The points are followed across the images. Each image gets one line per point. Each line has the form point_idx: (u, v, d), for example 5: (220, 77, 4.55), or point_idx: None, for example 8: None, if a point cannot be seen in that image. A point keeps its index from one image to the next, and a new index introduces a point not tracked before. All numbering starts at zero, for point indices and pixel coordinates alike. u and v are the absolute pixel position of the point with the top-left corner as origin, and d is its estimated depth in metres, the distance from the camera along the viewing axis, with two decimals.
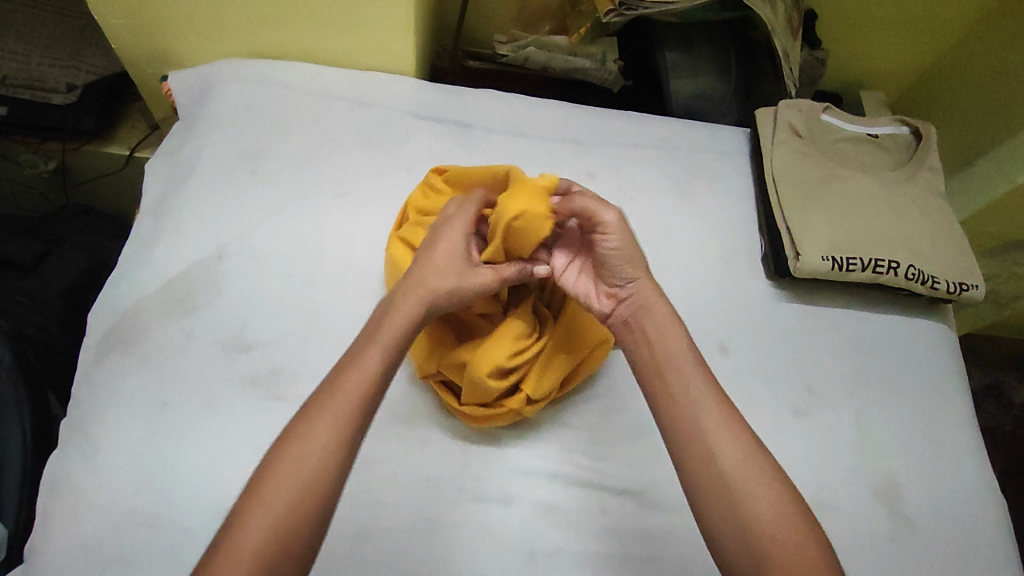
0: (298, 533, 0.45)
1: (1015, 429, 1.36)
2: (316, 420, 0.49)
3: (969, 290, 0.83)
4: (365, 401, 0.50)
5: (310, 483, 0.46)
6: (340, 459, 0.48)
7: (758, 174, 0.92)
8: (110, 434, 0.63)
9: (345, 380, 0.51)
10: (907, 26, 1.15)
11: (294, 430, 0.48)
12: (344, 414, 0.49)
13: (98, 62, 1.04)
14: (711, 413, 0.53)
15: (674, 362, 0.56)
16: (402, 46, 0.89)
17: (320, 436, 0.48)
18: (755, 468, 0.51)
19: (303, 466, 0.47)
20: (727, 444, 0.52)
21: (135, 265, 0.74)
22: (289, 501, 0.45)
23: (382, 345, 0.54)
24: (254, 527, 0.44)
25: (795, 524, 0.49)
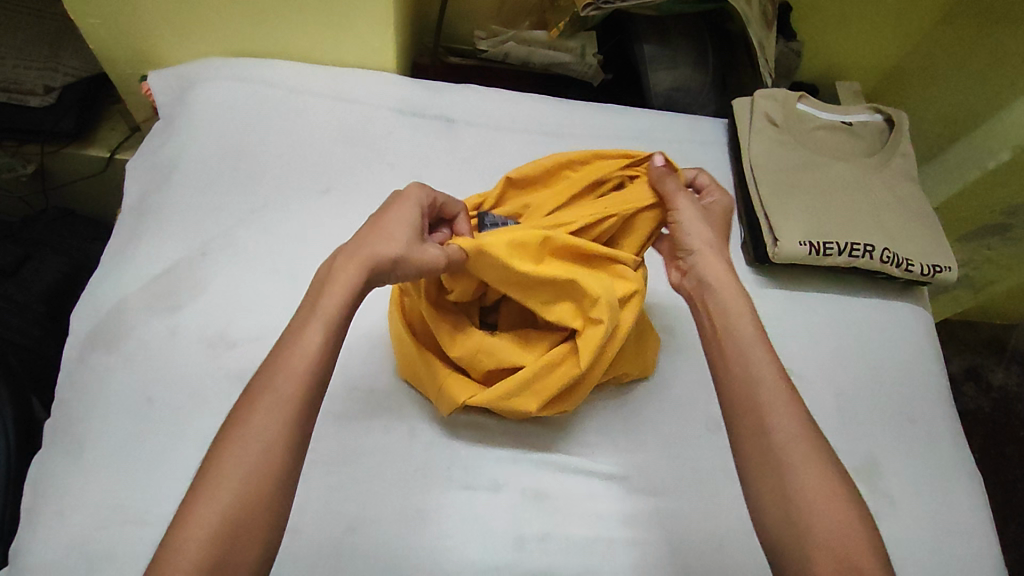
0: (248, 524, 0.43)
1: (993, 412, 1.39)
2: (256, 405, 0.46)
3: (942, 272, 0.85)
4: (309, 385, 0.48)
5: (253, 472, 0.44)
6: (279, 445, 0.45)
7: (736, 163, 0.94)
8: (96, 432, 0.62)
9: (286, 363, 0.48)
10: (880, 17, 1.17)
11: (235, 419, 0.46)
12: (281, 397, 0.46)
13: (77, 64, 1.03)
14: (767, 388, 0.54)
15: (744, 342, 0.57)
16: (381, 43, 0.90)
17: (256, 424, 0.45)
18: (805, 444, 0.51)
19: (242, 454, 0.44)
20: (780, 421, 0.52)
21: (116, 264, 0.74)
22: (234, 492, 0.43)
23: (325, 320, 0.50)
24: (202, 519, 0.42)
25: (841, 499, 0.49)
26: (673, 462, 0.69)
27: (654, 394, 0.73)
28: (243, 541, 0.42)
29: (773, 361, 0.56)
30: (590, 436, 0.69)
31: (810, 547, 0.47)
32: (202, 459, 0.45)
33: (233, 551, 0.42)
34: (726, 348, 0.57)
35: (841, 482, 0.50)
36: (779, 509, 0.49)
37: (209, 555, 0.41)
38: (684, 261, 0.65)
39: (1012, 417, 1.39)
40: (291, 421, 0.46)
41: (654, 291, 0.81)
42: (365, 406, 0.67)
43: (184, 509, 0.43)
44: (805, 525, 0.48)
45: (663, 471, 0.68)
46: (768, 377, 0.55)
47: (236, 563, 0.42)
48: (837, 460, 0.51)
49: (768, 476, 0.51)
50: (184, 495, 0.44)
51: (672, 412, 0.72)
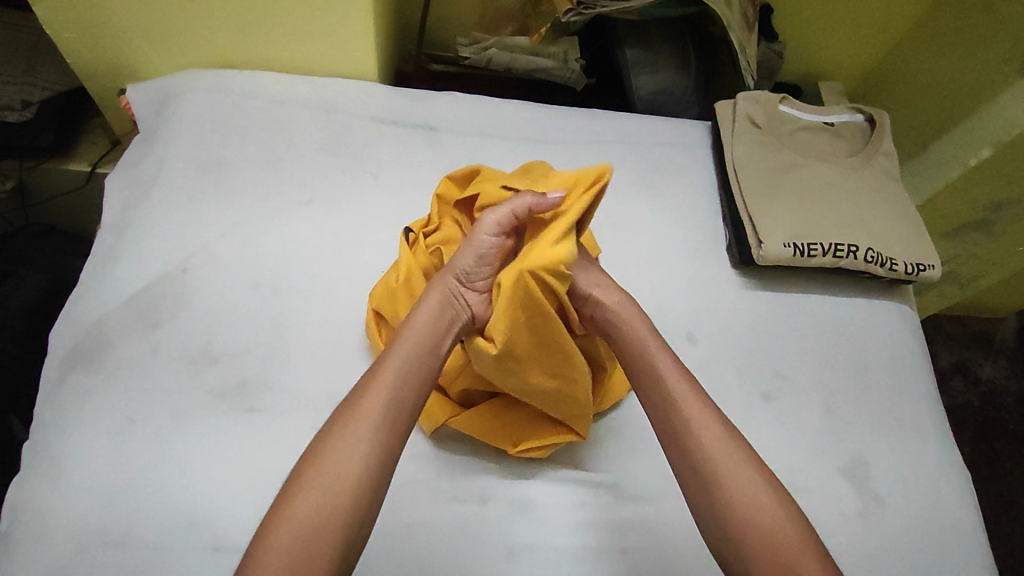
0: (325, 541, 0.48)
1: (982, 405, 1.40)
2: (343, 433, 0.52)
3: (926, 270, 0.85)
4: (388, 412, 0.54)
5: (336, 494, 0.49)
6: (365, 472, 0.51)
7: (720, 165, 0.94)
8: (77, 454, 0.61)
9: (367, 396, 0.54)
10: (860, 17, 1.19)
11: (318, 448, 0.52)
12: (364, 428, 0.52)
13: (55, 78, 1.01)
14: (689, 410, 0.59)
15: (670, 387, 0.60)
16: (362, 52, 0.89)
17: (341, 452, 0.51)
18: (735, 458, 0.56)
19: (324, 477, 0.50)
20: (709, 442, 0.57)
21: (96, 281, 0.73)
22: (317, 513, 0.48)
23: (400, 358, 0.57)
24: (284, 534, 0.48)
25: (775, 507, 0.54)
26: (662, 469, 0.68)
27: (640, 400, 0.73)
28: (320, 558, 0.47)
29: (688, 381, 0.61)
30: (578, 444, 0.69)
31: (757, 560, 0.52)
32: (284, 485, 0.51)
33: (309, 560, 0.47)
34: (644, 377, 0.61)
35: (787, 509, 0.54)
36: (722, 529, 0.54)
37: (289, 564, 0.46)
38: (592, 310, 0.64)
39: (1001, 411, 1.39)
40: (375, 449, 0.52)
41: (640, 295, 0.80)
42: None
43: (267, 528, 0.48)
44: (746, 539, 0.53)
45: (652, 479, 0.68)
46: (694, 413, 0.58)
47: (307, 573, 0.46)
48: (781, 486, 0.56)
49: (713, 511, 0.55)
50: (262, 519, 0.49)
51: None
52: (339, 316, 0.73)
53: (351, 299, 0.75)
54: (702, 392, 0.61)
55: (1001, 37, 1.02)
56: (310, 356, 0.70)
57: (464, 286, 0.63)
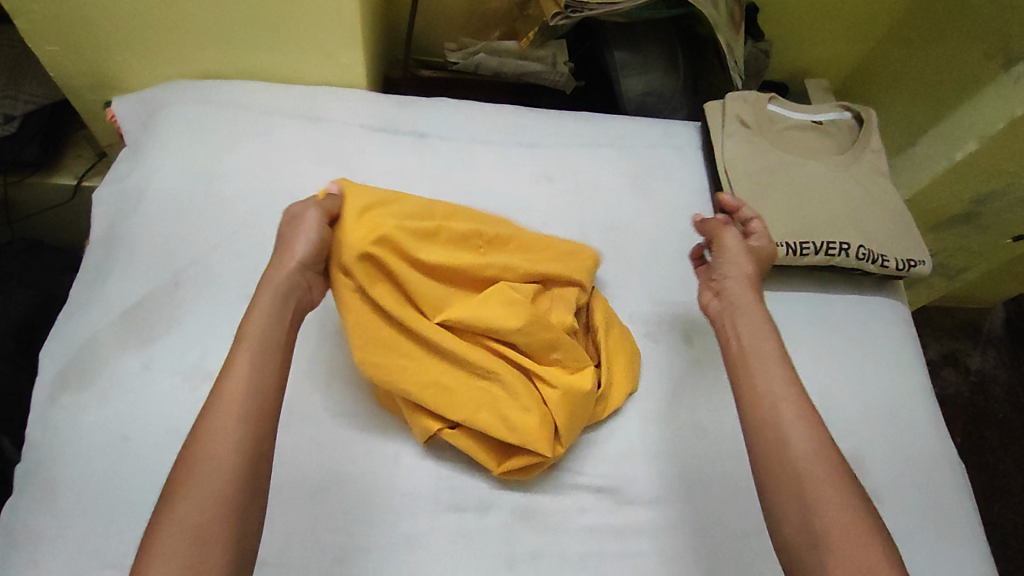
0: (213, 540, 0.44)
1: (972, 395, 1.41)
2: (214, 420, 0.48)
3: (916, 265, 0.86)
4: (254, 397, 0.50)
5: (218, 481, 0.46)
6: (242, 455, 0.48)
7: (710, 166, 0.94)
8: (70, 475, 0.60)
9: (230, 380, 0.50)
10: (843, 17, 1.20)
11: (192, 442, 0.48)
12: (230, 416, 0.49)
13: (37, 91, 1.01)
14: (787, 402, 0.55)
15: (771, 389, 0.57)
16: (350, 59, 0.89)
17: (216, 438, 0.47)
18: (822, 455, 0.52)
19: (197, 474, 0.46)
20: (798, 435, 0.53)
21: (86, 298, 0.72)
22: (200, 506, 0.45)
23: (257, 338, 0.53)
24: (168, 538, 0.43)
25: (855, 513, 0.49)
26: (662, 471, 0.69)
27: (638, 403, 0.73)
28: (211, 555, 0.44)
29: (791, 375, 0.58)
30: (578, 449, 0.69)
31: (824, 544, 0.48)
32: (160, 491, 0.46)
33: (201, 559, 0.43)
34: (748, 369, 0.59)
35: (872, 522, 0.49)
36: (795, 517, 0.50)
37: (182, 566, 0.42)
38: (718, 284, 0.69)
39: (990, 400, 1.41)
40: (247, 429, 0.49)
41: (636, 298, 0.81)
42: (349, 432, 0.66)
43: (146, 546, 0.44)
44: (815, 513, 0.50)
45: (652, 481, 0.68)
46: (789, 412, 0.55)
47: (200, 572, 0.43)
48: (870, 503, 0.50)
49: (790, 503, 0.51)
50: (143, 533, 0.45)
51: (658, 420, 0.72)
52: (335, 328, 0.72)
53: None
54: (801, 388, 0.57)
55: (981, 34, 1.04)
56: (305, 370, 0.69)
57: (306, 270, 0.60)
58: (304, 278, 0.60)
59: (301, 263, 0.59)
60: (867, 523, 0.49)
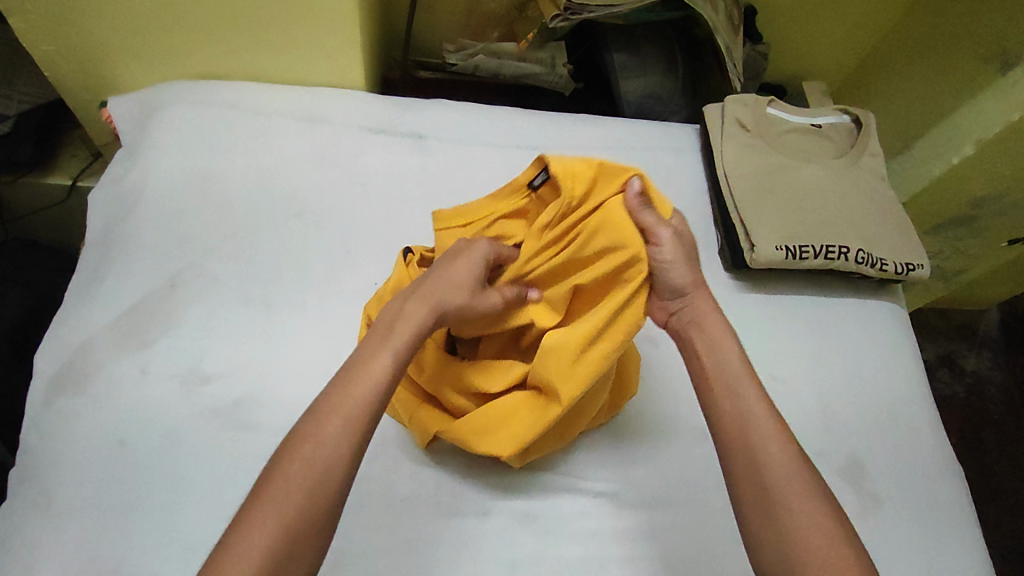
0: (304, 543, 0.43)
1: (968, 396, 1.42)
2: (336, 416, 0.46)
3: (914, 269, 0.86)
4: (374, 402, 0.48)
5: (321, 484, 0.44)
6: (349, 460, 0.46)
7: (709, 169, 0.94)
8: (65, 481, 0.60)
9: (362, 375, 0.49)
10: (841, 19, 1.21)
11: (306, 430, 0.46)
12: (350, 415, 0.47)
13: (30, 90, 1.00)
14: (759, 423, 0.52)
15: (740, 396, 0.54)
16: (348, 61, 0.88)
17: (331, 436, 0.45)
18: (804, 479, 0.50)
19: (306, 469, 0.44)
20: (771, 445, 0.51)
21: (81, 301, 0.71)
22: (292, 512, 0.43)
23: (401, 341, 0.51)
24: (264, 532, 0.42)
25: (840, 540, 0.48)
26: (663, 475, 0.68)
27: (638, 407, 0.73)
28: (295, 564, 0.42)
29: (759, 392, 0.55)
30: (578, 454, 0.68)
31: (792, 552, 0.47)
32: (263, 470, 0.45)
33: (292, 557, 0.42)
34: (712, 386, 0.56)
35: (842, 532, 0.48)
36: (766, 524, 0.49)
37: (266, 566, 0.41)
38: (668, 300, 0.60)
39: (985, 401, 1.42)
40: (363, 437, 0.47)
41: None
42: None
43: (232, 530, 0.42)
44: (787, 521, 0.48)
45: (653, 486, 0.68)
46: (759, 416, 0.53)
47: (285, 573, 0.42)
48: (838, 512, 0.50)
49: (758, 511, 0.49)
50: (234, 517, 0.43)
51: (658, 425, 0.72)
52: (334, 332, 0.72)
53: (345, 313, 0.74)
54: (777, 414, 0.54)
55: (979, 38, 1.04)
56: (304, 374, 0.69)
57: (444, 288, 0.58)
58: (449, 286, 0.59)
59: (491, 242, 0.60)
60: (838, 535, 0.48)
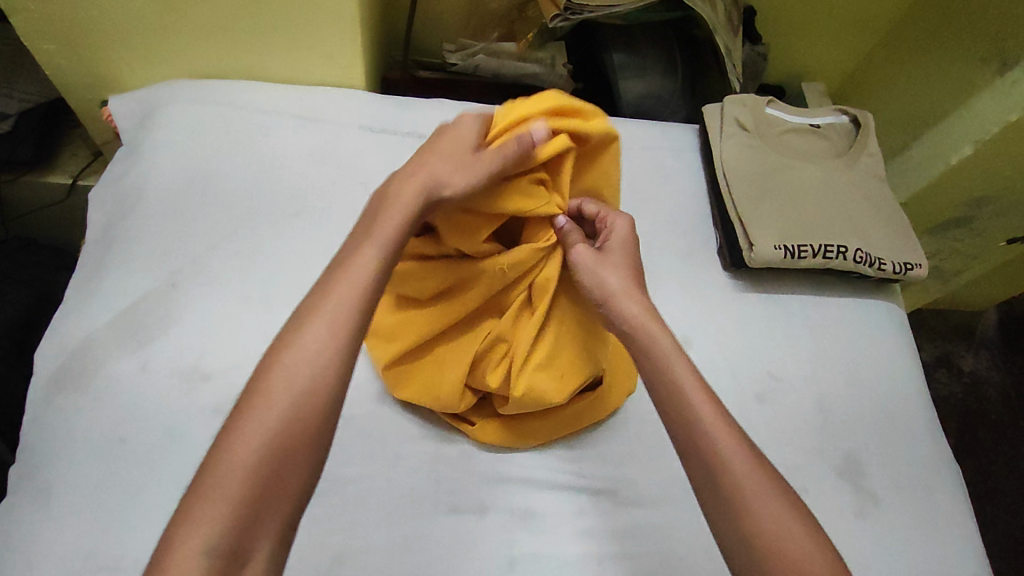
0: (292, 449, 0.43)
1: (966, 397, 1.42)
2: (311, 317, 0.47)
3: (912, 269, 0.87)
4: (360, 305, 0.48)
5: (302, 390, 0.44)
6: (334, 368, 0.46)
7: (708, 168, 0.95)
8: (66, 478, 0.60)
9: (339, 281, 0.48)
10: (840, 20, 1.21)
11: (286, 336, 0.46)
12: (336, 314, 0.47)
13: (31, 89, 1.00)
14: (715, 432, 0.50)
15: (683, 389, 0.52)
16: (349, 60, 0.88)
17: (309, 337, 0.46)
18: (760, 480, 0.48)
19: (289, 375, 0.45)
20: (723, 440, 0.49)
21: (82, 299, 0.71)
22: (280, 415, 0.43)
23: (381, 241, 0.51)
24: (250, 435, 0.43)
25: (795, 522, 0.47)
26: (662, 473, 0.69)
27: (637, 405, 0.73)
28: (286, 464, 0.43)
29: (699, 384, 0.52)
30: (577, 452, 0.69)
31: (755, 544, 0.46)
32: (253, 376, 0.46)
33: (282, 463, 0.43)
34: (664, 391, 0.53)
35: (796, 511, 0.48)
36: (728, 521, 0.48)
37: (254, 478, 0.42)
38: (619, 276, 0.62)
39: (983, 401, 1.42)
40: (345, 338, 0.47)
41: None
42: (348, 435, 0.66)
43: (218, 449, 0.43)
44: (745, 517, 0.47)
45: (652, 484, 0.68)
46: (703, 411, 0.51)
47: (280, 479, 0.43)
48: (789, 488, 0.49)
49: (719, 508, 0.48)
50: (217, 437, 0.44)
51: (657, 423, 0.72)
52: None
53: None
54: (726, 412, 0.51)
55: (977, 38, 1.04)
56: None
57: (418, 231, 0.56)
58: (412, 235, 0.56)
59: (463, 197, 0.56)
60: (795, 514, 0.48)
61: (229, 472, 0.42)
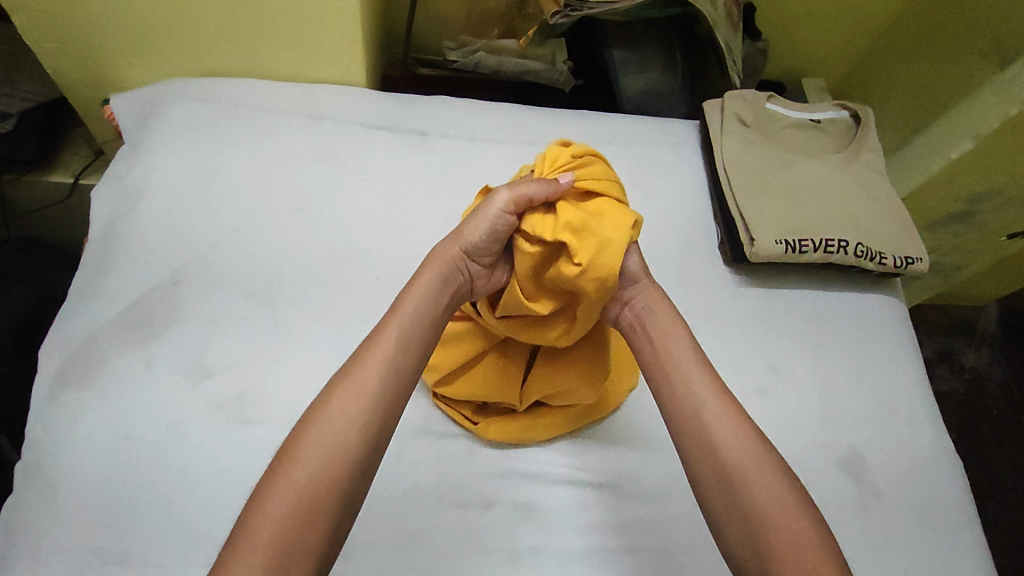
0: (314, 525, 0.44)
1: (967, 392, 1.42)
2: (342, 397, 0.49)
3: (913, 263, 0.87)
4: (383, 385, 0.50)
5: (329, 472, 0.45)
6: (358, 443, 0.47)
7: (709, 164, 0.95)
8: (71, 474, 0.60)
9: (361, 366, 0.50)
10: (840, 16, 1.21)
11: (313, 415, 0.48)
12: (361, 393, 0.49)
13: (34, 88, 1.01)
14: (714, 418, 0.53)
15: (688, 372, 0.56)
16: (350, 57, 0.88)
17: (333, 419, 0.47)
18: (759, 460, 0.51)
19: (315, 451, 0.46)
20: (723, 424, 0.53)
21: (85, 297, 0.72)
22: (305, 489, 0.44)
23: (401, 324, 0.53)
24: (274, 507, 0.44)
25: (794, 504, 0.50)
26: (664, 468, 0.69)
27: (638, 400, 0.73)
28: (308, 545, 0.43)
29: (708, 375, 0.56)
30: (578, 446, 0.69)
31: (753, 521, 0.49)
32: (275, 457, 0.47)
33: (302, 538, 0.43)
34: (666, 378, 0.57)
35: (797, 495, 0.50)
36: (726, 502, 0.51)
37: (276, 553, 0.42)
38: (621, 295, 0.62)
39: (984, 397, 1.42)
40: (375, 418, 0.49)
41: None
42: None
43: (245, 525, 0.44)
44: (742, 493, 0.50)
45: (655, 478, 0.68)
46: (707, 396, 0.55)
47: (302, 552, 0.43)
48: (793, 475, 0.52)
49: (718, 489, 0.51)
50: (242, 512, 0.44)
51: (658, 417, 0.72)
52: (338, 325, 0.73)
53: (348, 308, 0.74)
54: (728, 398, 0.55)
55: (977, 34, 1.04)
56: (307, 367, 0.69)
57: (470, 260, 0.60)
58: (466, 263, 0.59)
59: (466, 249, 0.59)
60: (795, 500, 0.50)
61: (253, 544, 0.42)
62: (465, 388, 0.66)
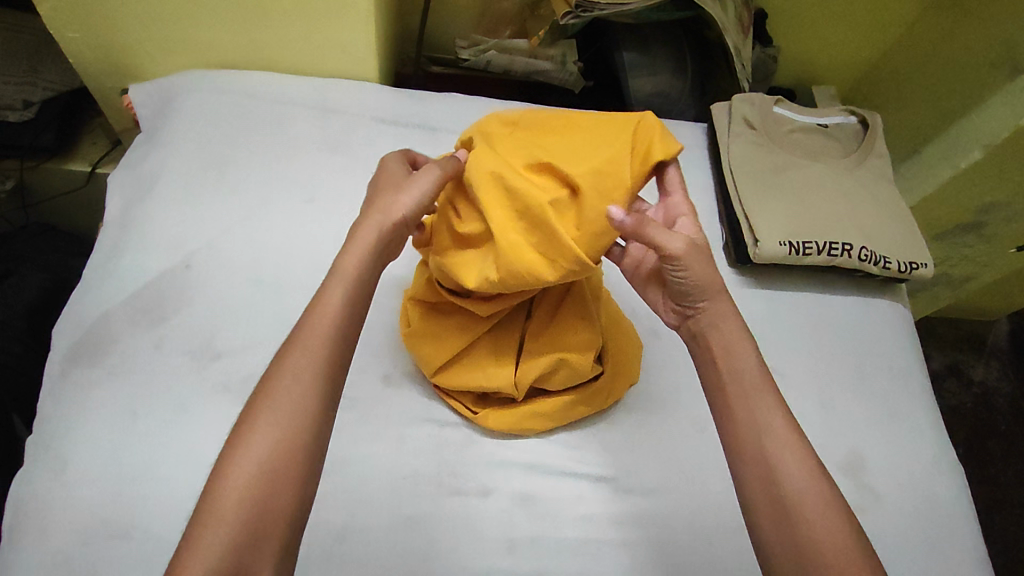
0: (283, 482, 0.44)
1: (975, 406, 1.41)
2: (287, 366, 0.48)
3: (918, 268, 0.87)
4: (336, 342, 0.49)
5: (285, 436, 0.45)
6: (317, 399, 0.47)
7: (715, 166, 0.96)
8: (79, 448, 0.62)
9: (313, 323, 0.49)
10: (853, 23, 1.21)
11: (264, 383, 0.47)
12: (316, 350, 0.48)
13: (57, 78, 1.02)
14: (779, 448, 0.51)
15: (755, 397, 0.53)
16: (364, 54, 0.90)
17: (285, 388, 0.46)
18: (819, 498, 0.49)
19: (277, 411, 0.46)
20: (786, 456, 0.51)
21: (98, 278, 0.73)
22: (270, 448, 0.44)
23: (344, 285, 0.52)
24: (242, 466, 0.44)
25: (853, 547, 0.48)
26: (663, 464, 0.69)
27: (639, 395, 0.74)
28: (275, 506, 0.44)
29: (775, 400, 0.53)
30: (577, 439, 0.69)
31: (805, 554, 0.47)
32: (239, 416, 0.47)
33: (273, 493, 0.44)
34: (728, 400, 0.54)
35: (855, 535, 0.48)
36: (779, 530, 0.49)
37: (250, 510, 0.43)
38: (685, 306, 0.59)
39: (993, 411, 1.41)
40: (324, 378, 0.48)
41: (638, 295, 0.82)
42: (353, 416, 0.67)
43: (215, 485, 0.44)
44: (798, 526, 0.48)
45: (653, 473, 0.68)
46: (773, 424, 0.52)
47: (273, 505, 0.44)
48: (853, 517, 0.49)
49: (772, 515, 0.49)
50: (211, 472, 0.44)
51: (658, 414, 0.73)
52: None
53: None
54: (795, 429, 0.52)
55: (990, 43, 1.04)
56: None
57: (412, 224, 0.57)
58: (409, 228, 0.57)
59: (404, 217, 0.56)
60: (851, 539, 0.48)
61: (221, 503, 0.43)
62: (457, 379, 0.67)
